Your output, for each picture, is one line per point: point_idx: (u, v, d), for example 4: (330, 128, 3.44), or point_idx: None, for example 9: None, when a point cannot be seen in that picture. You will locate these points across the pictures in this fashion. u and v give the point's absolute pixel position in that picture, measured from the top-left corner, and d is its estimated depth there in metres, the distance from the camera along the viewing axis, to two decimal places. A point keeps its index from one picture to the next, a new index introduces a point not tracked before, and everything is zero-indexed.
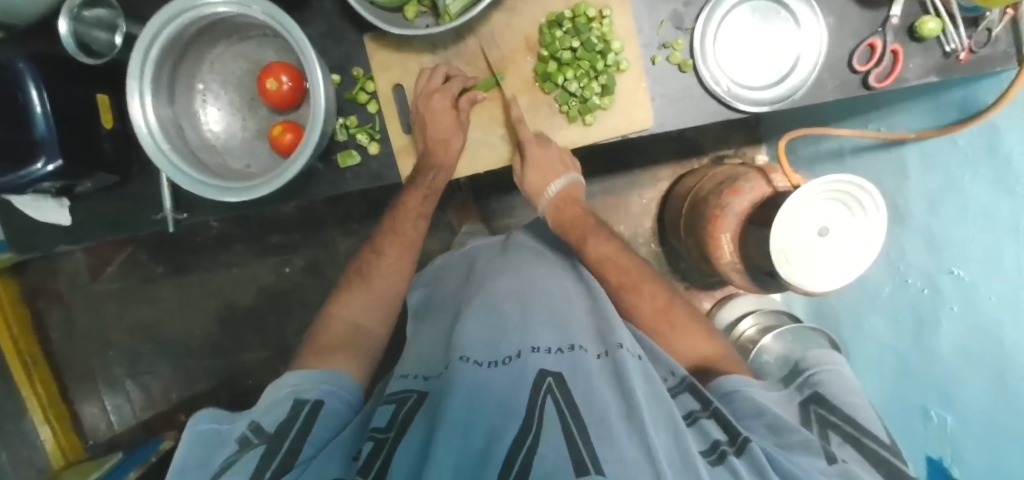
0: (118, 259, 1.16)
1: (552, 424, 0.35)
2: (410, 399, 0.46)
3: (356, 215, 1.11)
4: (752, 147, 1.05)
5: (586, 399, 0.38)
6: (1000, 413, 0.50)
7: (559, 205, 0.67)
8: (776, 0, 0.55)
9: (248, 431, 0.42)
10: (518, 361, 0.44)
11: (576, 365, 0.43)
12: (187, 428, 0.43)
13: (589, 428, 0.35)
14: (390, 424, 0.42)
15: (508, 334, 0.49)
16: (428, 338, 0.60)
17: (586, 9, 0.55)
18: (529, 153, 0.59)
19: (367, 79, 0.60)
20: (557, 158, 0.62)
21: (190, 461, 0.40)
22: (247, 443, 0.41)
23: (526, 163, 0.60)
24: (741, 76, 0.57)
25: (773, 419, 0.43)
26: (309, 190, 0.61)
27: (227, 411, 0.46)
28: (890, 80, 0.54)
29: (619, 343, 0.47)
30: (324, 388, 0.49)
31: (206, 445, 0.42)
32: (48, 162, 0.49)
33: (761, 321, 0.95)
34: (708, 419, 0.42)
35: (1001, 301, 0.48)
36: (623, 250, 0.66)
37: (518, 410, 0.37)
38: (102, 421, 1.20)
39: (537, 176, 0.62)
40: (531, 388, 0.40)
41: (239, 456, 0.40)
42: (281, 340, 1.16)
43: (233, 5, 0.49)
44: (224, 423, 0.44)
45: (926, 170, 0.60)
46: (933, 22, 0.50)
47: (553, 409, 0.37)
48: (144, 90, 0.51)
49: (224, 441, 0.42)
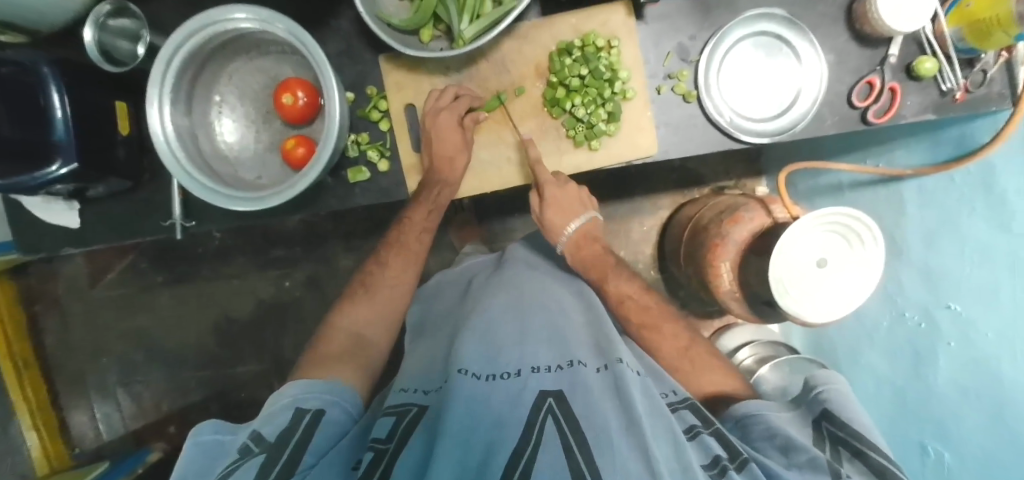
0: (117, 267, 1.15)
1: (550, 441, 0.35)
2: (410, 413, 0.45)
3: (359, 232, 1.11)
4: (752, 179, 1.07)
5: (587, 414, 0.38)
6: (996, 450, 0.49)
7: (579, 243, 0.66)
8: (779, 37, 0.57)
9: (249, 440, 0.42)
10: (518, 378, 0.43)
11: (575, 379, 0.42)
12: (189, 439, 0.43)
13: (589, 444, 0.34)
14: (391, 435, 0.42)
15: (507, 349, 0.48)
16: (427, 352, 0.59)
17: (595, 39, 0.57)
18: (549, 194, 0.61)
19: (380, 98, 0.61)
20: (576, 197, 0.65)
21: (190, 474, 0.40)
22: (247, 452, 0.40)
23: (545, 199, 0.62)
24: (743, 108, 0.59)
25: (784, 442, 0.42)
26: (317, 203, 0.62)
27: (231, 423, 0.45)
28: (888, 116, 0.56)
29: (618, 359, 0.46)
30: (323, 396, 0.48)
31: (206, 457, 0.41)
32: (63, 165, 0.50)
33: (758, 351, 0.93)
34: (708, 434, 0.41)
35: (998, 338, 0.49)
36: (624, 274, 0.65)
37: (515, 426, 0.37)
38: (90, 429, 1.17)
39: (557, 213, 0.64)
40: (531, 409, 0.39)
41: (239, 464, 0.39)
42: (276, 355, 1.14)
43: (257, 21, 0.51)
44: (225, 434, 0.44)
45: (923, 204, 0.61)
46: (929, 62, 0.53)
47: (553, 426, 0.36)
48: (164, 98, 0.52)
49: (223, 453, 0.42)
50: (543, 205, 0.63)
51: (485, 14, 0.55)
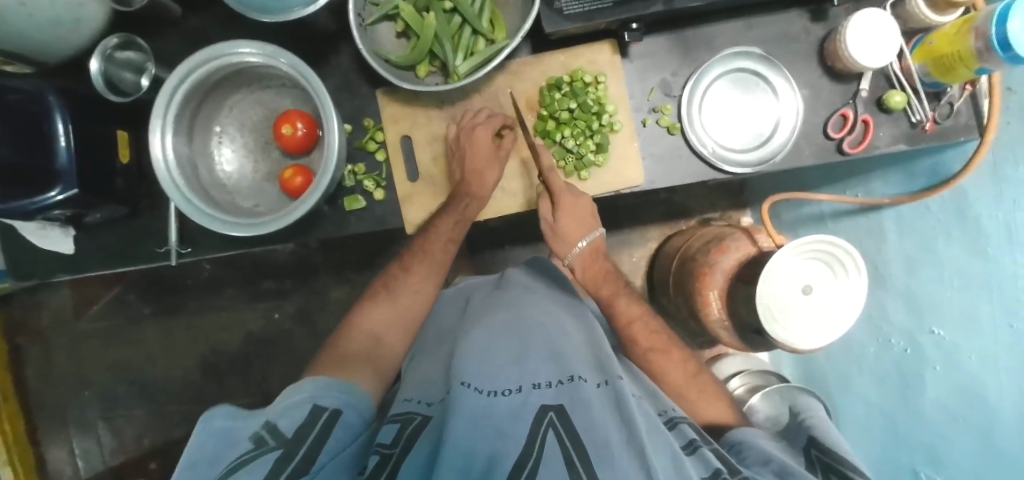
0: (105, 298, 1.14)
1: (552, 453, 0.36)
2: (414, 421, 0.45)
3: (351, 264, 1.10)
4: (738, 211, 1.09)
5: (587, 428, 0.38)
6: (987, 469, 0.50)
7: (589, 258, 0.69)
8: (756, 73, 0.61)
9: (262, 431, 0.39)
10: (518, 393, 0.44)
11: (575, 394, 0.43)
12: (201, 419, 0.40)
13: (590, 455, 0.35)
14: (395, 440, 0.42)
15: (506, 366, 0.49)
16: (424, 369, 0.59)
17: (582, 75, 0.60)
18: (561, 199, 0.61)
19: (377, 130, 0.63)
20: (589, 211, 0.64)
21: (200, 461, 0.37)
22: (263, 445, 0.38)
23: (557, 205, 0.61)
24: (724, 140, 0.62)
25: (778, 466, 0.41)
26: (312, 231, 0.63)
27: (244, 410, 0.42)
28: (862, 146, 0.58)
29: (618, 374, 0.47)
30: (339, 397, 0.47)
31: (216, 443, 0.38)
32: (62, 191, 0.52)
33: (750, 381, 0.93)
34: (708, 449, 0.41)
35: (979, 360, 0.50)
36: (633, 296, 0.68)
37: (517, 439, 0.38)
38: (68, 465, 1.14)
39: (570, 223, 0.63)
40: (532, 422, 0.40)
41: (256, 456, 0.36)
42: (264, 388, 1.11)
43: (262, 56, 0.53)
44: (237, 421, 0.41)
45: (900, 232, 0.63)
46: (898, 95, 0.56)
47: (554, 440, 0.37)
48: (167, 127, 0.54)
49: (230, 443, 0.39)
50: (555, 211, 0.62)
51: (478, 52, 0.58)
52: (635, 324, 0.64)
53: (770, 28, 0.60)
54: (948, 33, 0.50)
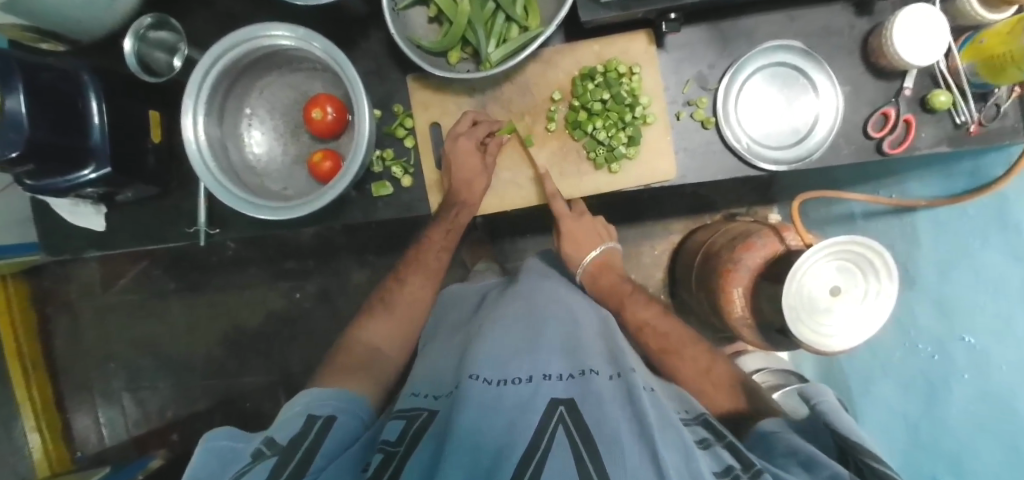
0: (131, 272, 1.16)
1: (560, 446, 0.36)
2: (420, 417, 0.46)
3: (373, 247, 1.11)
4: (764, 207, 1.07)
5: (597, 422, 0.38)
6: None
7: (596, 273, 0.69)
8: (796, 68, 0.59)
9: (262, 445, 0.42)
10: (529, 384, 0.45)
11: (586, 388, 0.44)
12: (200, 447, 0.42)
13: (598, 452, 0.35)
14: (401, 437, 0.43)
15: (518, 356, 0.49)
16: (436, 360, 0.59)
17: (616, 65, 0.59)
18: (565, 227, 0.66)
19: (406, 115, 0.63)
20: (594, 230, 0.69)
21: (202, 475, 0.40)
22: (259, 456, 0.41)
23: (562, 230, 0.67)
24: (758, 137, 0.61)
25: (807, 458, 0.41)
26: (338, 216, 0.64)
27: (243, 431, 0.45)
28: (903, 147, 0.57)
29: (631, 367, 0.48)
30: (334, 404, 0.50)
31: (218, 461, 0.41)
32: (96, 170, 0.53)
33: (770, 379, 0.91)
34: (722, 447, 0.41)
35: (1013, 369, 0.49)
36: (639, 298, 0.67)
37: (526, 430, 0.38)
38: (93, 433, 1.18)
39: (573, 245, 0.68)
40: (541, 416, 0.40)
41: (253, 465, 0.39)
42: (284, 366, 1.14)
43: (295, 39, 0.53)
44: (239, 442, 0.44)
45: (937, 236, 0.62)
46: (943, 95, 0.54)
47: (564, 435, 0.37)
48: (199, 109, 0.54)
49: (236, 460, 0.41)
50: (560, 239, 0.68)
51: (511, 39, 0.57)
52: (646, 329, 0.64)
53: (813, 21, 0.59)
54: (1000, 32, 0.48)
